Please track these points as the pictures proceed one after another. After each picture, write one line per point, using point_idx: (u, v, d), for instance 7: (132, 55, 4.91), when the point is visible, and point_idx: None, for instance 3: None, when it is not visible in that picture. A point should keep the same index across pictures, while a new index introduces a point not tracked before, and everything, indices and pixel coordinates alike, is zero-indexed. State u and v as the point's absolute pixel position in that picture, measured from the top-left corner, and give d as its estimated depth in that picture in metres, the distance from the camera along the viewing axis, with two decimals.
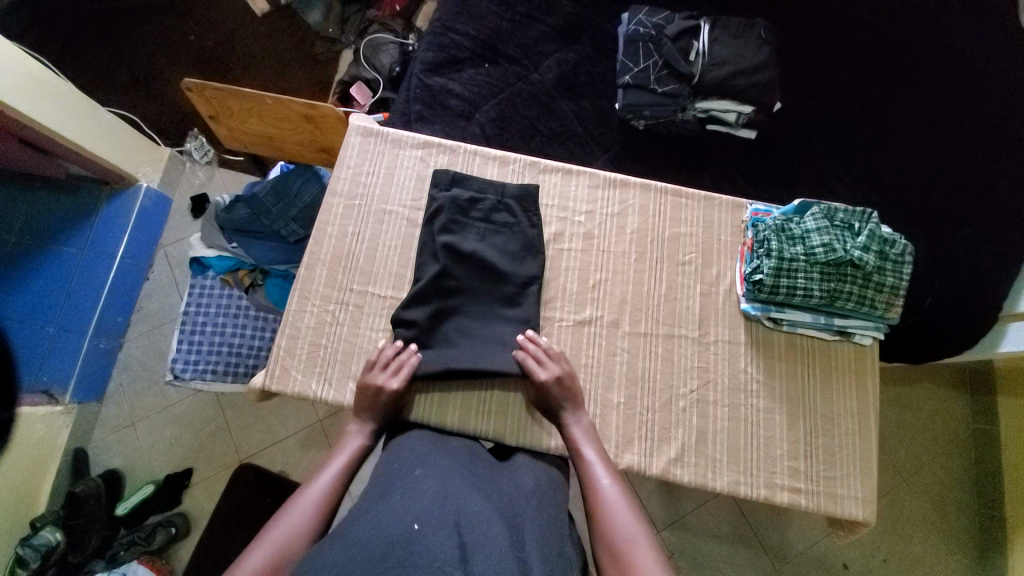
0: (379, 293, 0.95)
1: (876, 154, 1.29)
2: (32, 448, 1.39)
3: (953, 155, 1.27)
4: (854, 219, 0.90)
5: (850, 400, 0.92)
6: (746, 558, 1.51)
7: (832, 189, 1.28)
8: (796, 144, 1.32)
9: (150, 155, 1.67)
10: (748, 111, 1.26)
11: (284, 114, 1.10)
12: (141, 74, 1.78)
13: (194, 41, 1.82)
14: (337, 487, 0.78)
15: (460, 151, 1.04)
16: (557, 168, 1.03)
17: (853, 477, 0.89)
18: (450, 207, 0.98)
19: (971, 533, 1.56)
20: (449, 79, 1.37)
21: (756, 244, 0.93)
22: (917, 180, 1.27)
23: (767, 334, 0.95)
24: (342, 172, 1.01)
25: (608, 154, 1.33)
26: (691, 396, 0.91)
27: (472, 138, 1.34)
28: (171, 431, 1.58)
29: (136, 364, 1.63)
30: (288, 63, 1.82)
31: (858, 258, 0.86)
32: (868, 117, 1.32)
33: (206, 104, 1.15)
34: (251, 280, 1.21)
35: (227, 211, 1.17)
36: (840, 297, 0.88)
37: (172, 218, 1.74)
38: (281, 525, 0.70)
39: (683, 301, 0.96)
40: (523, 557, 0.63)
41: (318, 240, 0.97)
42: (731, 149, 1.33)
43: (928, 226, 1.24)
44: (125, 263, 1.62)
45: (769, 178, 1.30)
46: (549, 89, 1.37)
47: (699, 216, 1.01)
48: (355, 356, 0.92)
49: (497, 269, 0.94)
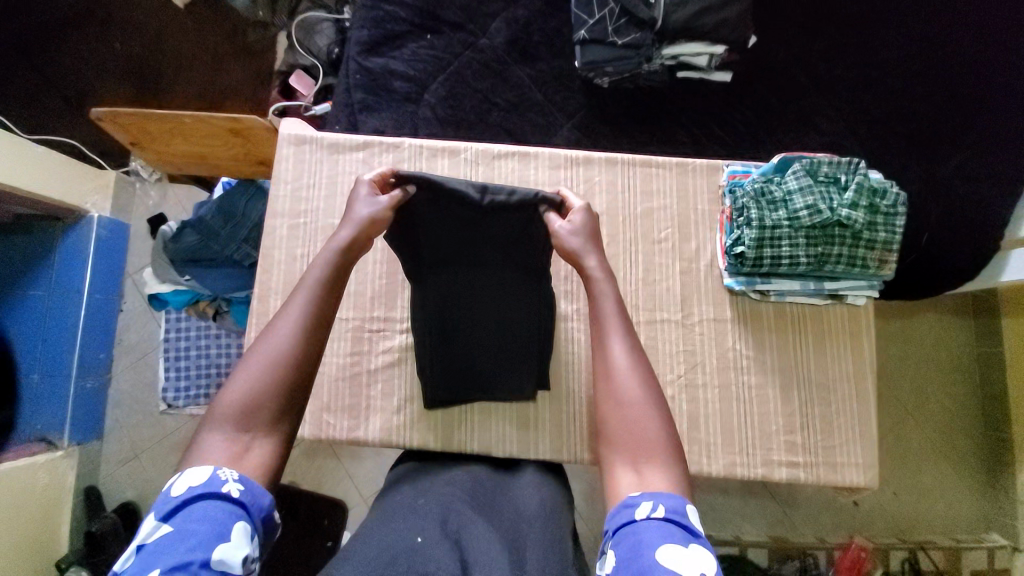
0: (340, 317, 0.90)
1: (866, 83, 1.18)
2: (39, 496, 1.36)
3: (950, 72, 1.14)
4: (840, 172, 0.82)
5: (845, 364, 0.88)
6: (755, 506, 1.53)
7: (818, 128, 1.18)
8: (779, 82, 1.20)
9: (96, 182, 1.56)
10: (721, 52, 1.13)
11: (208, 130, 1.02)
12: (71, 93, 1.62)
13: (120, 49, 1.65)
14: (324, 290, 0.69)
15: (404, 146, 0.94)
16: (513, 152, 0.94)
17: (852, 443, 0.86)
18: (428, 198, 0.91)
19: (979, 456, 1.56)
20: (390, 58, 1.22)
21: (735, 213, 0.86)
22: (911, 106, 1.15)
23: (755, 307, 0.89)
24: (279, 189, 0.93)
25: (573, 121, 1.22)
26: (678, 382, 0.87)
27: (423, 122, 1.21)
28: (177, 458, 1.55)
29: (129, 399, 1.58)
30: (222, 59, 1.66)
31: (846, 218, 0.80)
32: (854, 42, 1.19)
33: (124, 131, 1.06)
34: (214, 309, 1.15)
35: (175, 240, 1.10)
36: (829, 261, 0.82)
37: (134, 243, 1.65)
38: (274, 340, 0.65)
39: (662, 283, 0.90)
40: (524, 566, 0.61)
41: (266, 268, 0.91)
42: (706, 97, 1.21)
43: (923, 156, 1.14)
44: (95, 299, 1.53)
45: (748, 125, 1.19)
46: (501, 55, 1.23)
47: (672, 186, 0.93)
48: (325, 386, 0.88)
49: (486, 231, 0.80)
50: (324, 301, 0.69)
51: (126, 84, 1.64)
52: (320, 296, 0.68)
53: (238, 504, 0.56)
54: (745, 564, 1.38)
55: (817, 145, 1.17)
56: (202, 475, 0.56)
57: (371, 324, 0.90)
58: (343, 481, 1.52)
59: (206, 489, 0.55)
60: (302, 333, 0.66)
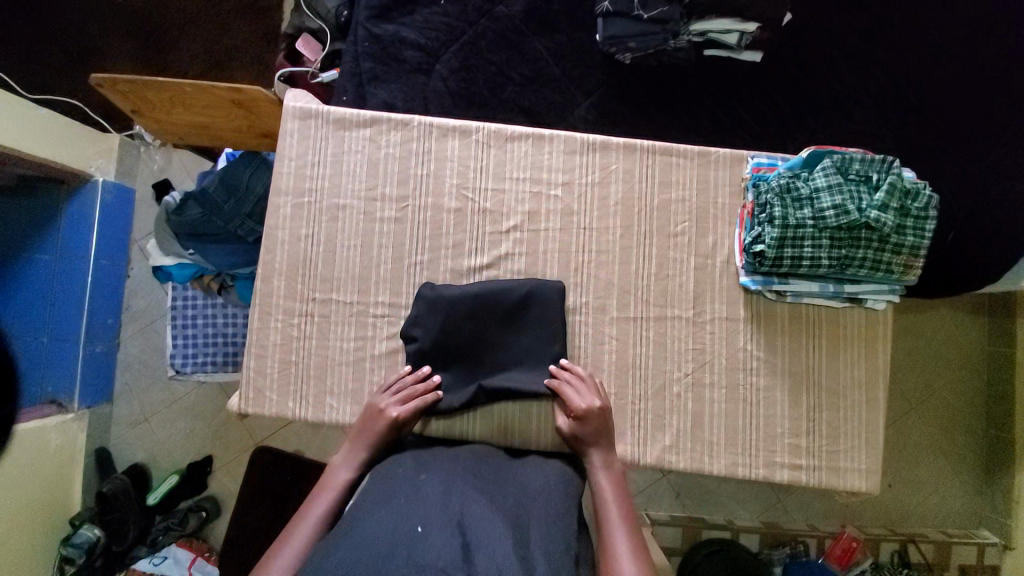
0: (344, 300, 0.88)
1: (905, 69, 1.10)
2: (51, 455, 1.40)
3: (997, 62, 1.07)
4: (872, 170, 0.78)
5: (858, 370, 0.86)
6: (750, 492, 1.55)
7: (850, 116, 1.11)
8: (814, 65, 1.12)
9: (97, 145, 1.52)
10: (753, 30, 1.04)
11: (209, 100, 0.99)
12: (73, 50, 1.57)
13: (122, 4, 1.58)
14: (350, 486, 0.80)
15: (413, 124, 0.90)
16: (526, 134, 0.90)
17: (857, 449, 0.86)
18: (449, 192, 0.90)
19: (978, 454, 1.56)
20: (400, 25, 1.16)
21: (757, 209, 0.82)
22: (953, 95, 1.08)
23: (770, 307, 0.86)
24: (284, 166, 0.90)
25: (591, 99, 1.15)
26: (685, 380, 0.86)
27: (434, 95, 1.15)
28: (183, 424, 1.58)
29: (137, 364, 1.60)
30: (226, 17, 1.59)
31: (874, 220, 0.76)
32: (898, 23, 1.11)
33: (123, 98, 1.02)
34: (219, 283, 1.15)
35: (178, 212, 1.08)
36: (852, 264, 0.79)
37: (139, 210, 1.62)
38: (299, 527, 0.72)
39: (675, 278, 0.88)
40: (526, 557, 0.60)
41: (270, 248, 0.89)
42: (733, 78, 1.14)
43: (959, 151, 1.08)
44: (101, 264, 1.53)
45: (776, 111, 1.13)
46: (518, 25, 1.16)
47: (692, 177, 0.89)
48: (329, 369, 0.88)
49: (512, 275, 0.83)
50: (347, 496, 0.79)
51: (127, 41, 1.57)
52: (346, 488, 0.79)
53: None
54: (734, 548, 1.40)
55: (849, 134, 1.11)
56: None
57: (376, 309, 0.89)
58: None
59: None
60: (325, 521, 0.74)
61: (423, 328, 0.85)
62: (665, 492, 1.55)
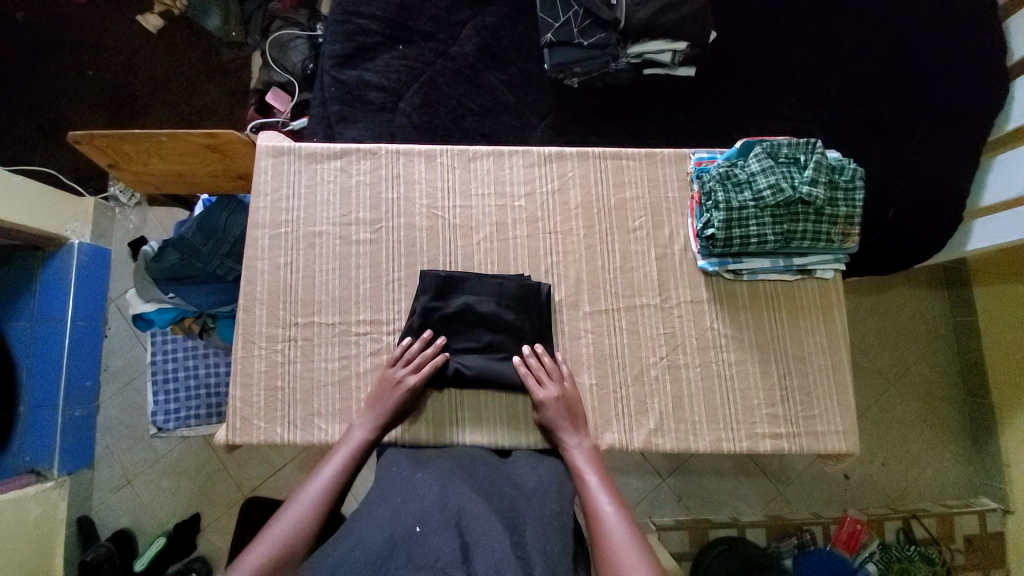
0: (327, 321, 0.91)
1: (821, 70, 1.23)
2: (29, 530, 1.33)
3: (898, 58, 1.21)
4: (799, 152, 0.86)
5: (819, 337, 0.92)
6: (750, 487, 1.54)
7: (780, 115, 1.23)
8: (742, 74, 1.25)
9: (74, 209, 1.53)
10: (683, 48, 1.15)
11: (185, 148, 1.04)
12: (47, 122, 1.62)
13: (94, 76, 1.65)
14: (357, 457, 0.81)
15: (381, 152, 0.96)
16: (488, 153, 0.97)
17: (832, 412, 0.90)
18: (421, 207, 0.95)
19: (960, 423, 1.61)
20: (363, 70, 1.24)
21: (704, 197, 0.90)
22: (867, 90, 1.21)
23: (729, 286, 0.93)
24: (260, 201, 0.94)
25: (547, 121, 1.25)
26: (661, 363, 0.90)
27: (400, 130, 1.23)
28: (169, 482, 1.52)
29: (118, 426, 1.55)
30: (197, 80, 1.67)
31: (807, 194, 0.83)
32: (809, 32, 1.24)
33: (101, 154, 1.07)
34: (200, 325, 1.17)
35: (156, 259, 1.10)
36: (795, 237, 0.86)
37: (116, 268, 1.62)
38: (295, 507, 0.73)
39: (640, 270, 0.94)
40: (524, 557, 0.61)
41: (250, 279, 0.92)
42: (672, 92, 1.25)
43: (880, 136, 1.20)
44: (79, 326, 1.50)
45: (714, 116, 1.24)
46: (472, 61, 1.26)
47: (643, 176, 0.97)
48: (315, 391, 0.89)
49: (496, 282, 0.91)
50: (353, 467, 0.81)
51: (103, 110, 1.63)
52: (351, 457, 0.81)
53: None
54: (743, 545, 1.39)
55: (781, 130, 1.22)
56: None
57: (358, 327, 0.91)
58: None
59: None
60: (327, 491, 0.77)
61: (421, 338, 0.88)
62: (668, 497, 1.53)
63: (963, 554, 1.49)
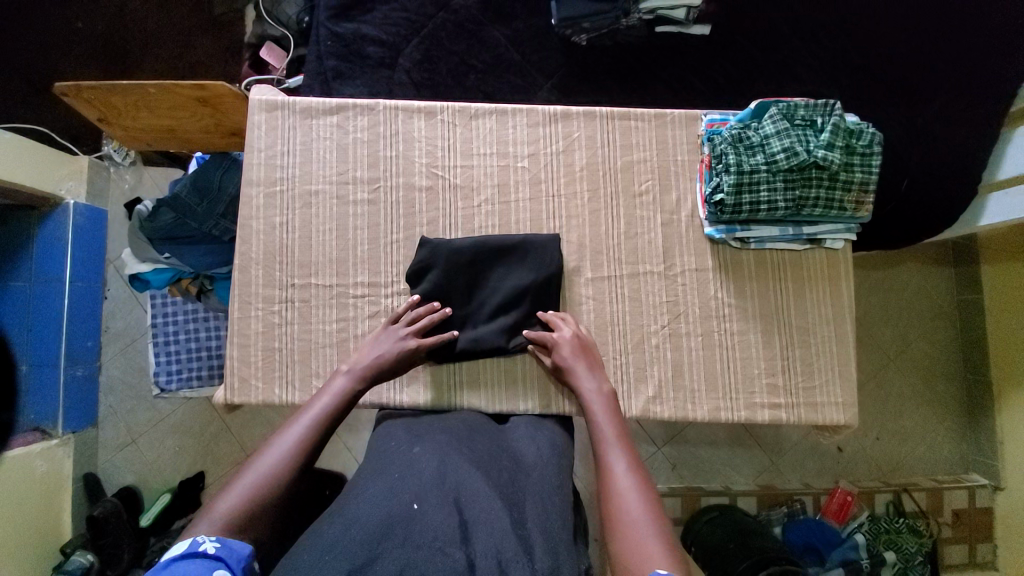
0: (324, 283, 0.90)
1: (845, 30, 1.16)
2: (37, 485, 1.36)
3: (928, 18, 1.14)
4: (816, 115, 0.83)
5: (824, 307, 0.90)
6: (746, 457, 1.56)
7: (798, 79, 1.17)
8: (760, 34, 1.18)
9: (67, 167, 1.49)
10: (698, 4, 1.09)
11: (175, 101, 1.01)
12: (36, 76, 1.56)
13: (83, 28, 1.58)
14: (336, 409, 0.78)
15: (379, 108, 0.92)
16: (490, 111, 0.93)
17: (832, 383, 0.89)
18: (420, 167, 0.92)
19: (958, 399, 1.61)
20: (361, 22, 1.18)
21: (714, 161, 0.86)
22: (891, 52, 1.15)
23: (735, 255, 0.90)
24: (254, 157, 0.91)
25: (553, 80, 1.19)
26: (662, 331, 0.89)
27: (400, 88, 1.18)
28: (173, 441, 1.55)
29: (120, 387, 1.56)
30: (190, 33, 1.60)
31: (822, 159, 0.80)
32: None
33: (90, 106, 1.04)
34: (198, 287, 1.16)
35: (151, 218, 1.09)
36: (807, 204, 0.83)
37: (112, 230, 1.59)
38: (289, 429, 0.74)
39: (644, 236, 0.91)
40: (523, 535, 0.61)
41: (245, 238, 0.90)
42: (685, 51, 1.18)
43: (903, 103, 1.15)
44: (77, 286, 1.49)
45: (728, 78, 1.18)
46: (476, 14, 1.19)
47: (651, 138, 0.93)
48: (313, 352, 0.89)
49: (502, 243, 0.88)
50: (332, 421, 0.77)
51: (93, 65, 1.57)
52: (334, 403, 0.78)
53: (215, 558, 0.56)
54: (733, 512, 1.41)
55: (798, 95, 1.17)
56: (183, 543, 0.58)
57: (355, 290, 0.90)
58: (341, 453, 1.41)
59: (185, 552, 0.56)
60: (304, 445, 0.73)
61: (430, 282, 0.87)
62: (662, 465, 1.56)
63: (949, 526, 1.52)
